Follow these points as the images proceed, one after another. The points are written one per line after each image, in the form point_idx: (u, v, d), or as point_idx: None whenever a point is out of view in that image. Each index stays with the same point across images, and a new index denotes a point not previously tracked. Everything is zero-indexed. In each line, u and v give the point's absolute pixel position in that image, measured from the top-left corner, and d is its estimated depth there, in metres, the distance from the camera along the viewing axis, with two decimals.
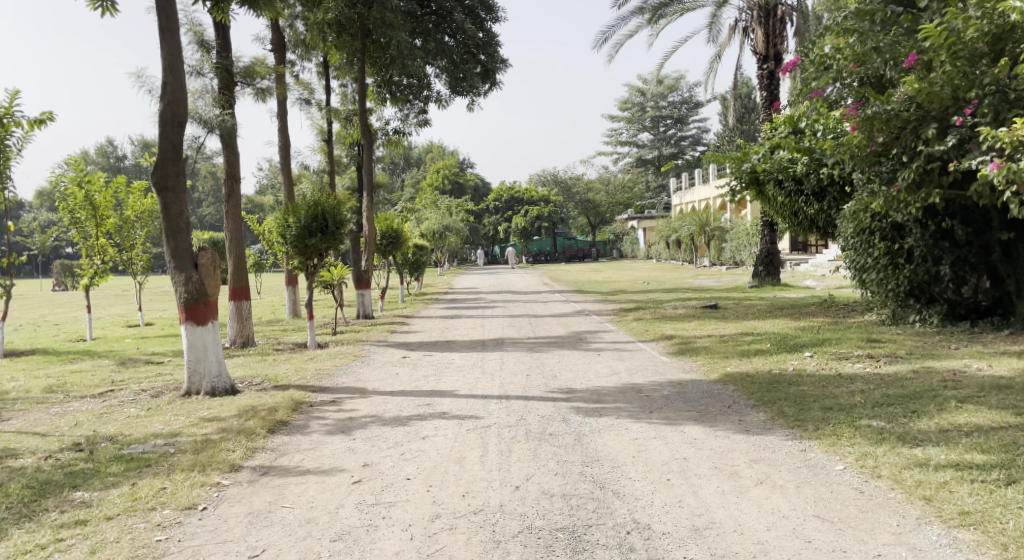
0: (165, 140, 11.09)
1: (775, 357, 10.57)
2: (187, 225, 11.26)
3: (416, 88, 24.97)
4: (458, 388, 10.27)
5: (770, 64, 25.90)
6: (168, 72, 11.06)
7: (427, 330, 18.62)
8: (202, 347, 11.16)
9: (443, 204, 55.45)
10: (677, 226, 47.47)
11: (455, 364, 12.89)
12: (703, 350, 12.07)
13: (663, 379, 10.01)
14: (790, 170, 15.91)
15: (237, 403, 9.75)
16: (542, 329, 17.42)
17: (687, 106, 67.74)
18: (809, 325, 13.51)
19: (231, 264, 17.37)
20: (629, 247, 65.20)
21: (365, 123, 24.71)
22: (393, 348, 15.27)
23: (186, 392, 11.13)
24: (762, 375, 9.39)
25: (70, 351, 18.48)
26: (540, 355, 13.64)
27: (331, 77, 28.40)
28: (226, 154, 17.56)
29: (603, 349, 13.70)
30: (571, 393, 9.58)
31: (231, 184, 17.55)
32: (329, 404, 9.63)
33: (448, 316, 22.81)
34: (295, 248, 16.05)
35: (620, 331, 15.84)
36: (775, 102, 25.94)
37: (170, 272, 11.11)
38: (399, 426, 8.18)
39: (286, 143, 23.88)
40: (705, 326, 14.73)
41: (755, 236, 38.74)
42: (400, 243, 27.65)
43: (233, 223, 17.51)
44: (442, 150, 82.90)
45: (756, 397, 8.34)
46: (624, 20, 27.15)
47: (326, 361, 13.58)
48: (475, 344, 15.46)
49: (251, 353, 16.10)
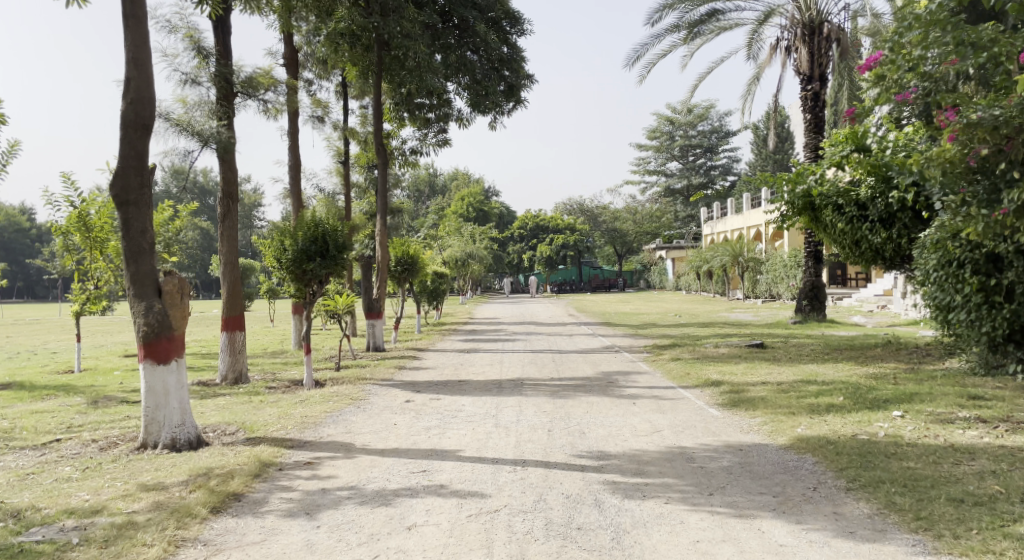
0: (127, 146, 9.30)
1: (855, 416, 8.63)
2: (151, 245, 9.43)
3: (436, 107, 23.36)
4: (464, 447, 8.39)
5: (815, 85, 24.09)
6: (132, 66, 9.30)
7: (440, 367, 16.73)
8: (162, 391, 9.33)
9: (467, 231, 53.75)
10: (709, 256, 45.47)
11: (465, 412, 10.99)
12: (762, 405, 10.11)
13: (718, 444, 8.07)
14: (853, 193, 13.98)
15: (190, 465, 7.96)
16: (567, 368, 15.52)
17: (718, 134, 65.78)
18: (880, 373, 11.66)
19: (224, 290, 15.69)
20: (657, 278, 63.27)
21: (380, 143, 23.06)
22: (397, 390, 13.41)
23: (142, 444, 9.31)
24: (847, 441, 7.46)
25: (47, 385, 16.85)
26: (565, 402, 11.73)
27: (349, 97, 26.94)
28: (223, 169, 15.87)
29: (639, 397, 11.77)
30: (604, 459, 7.66)
31: (227, 204, 15.84)
32: (301, 466, 7.80)
33: (464, 349, 20.99)
34: (291, 273, 14.25)
35: (657, 374, 13.91)
36: (820, 127, 23.97)
37: (129, 300, 9.29)
38: (380, 506, 6.35)
39: (295, 162, 22.26)
40: (757, 372, 12.74)
41: (794, 268, 36.62)
42: (416, 269, 25.83)
43: (228, 244, 15.82)
44: (467, 177, 81.33)
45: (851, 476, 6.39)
46: (658, 38, 25.46)
47: (317, 404, 11.75)
48: (490, 386, 13.58)
49: (239, 392, 14.30)
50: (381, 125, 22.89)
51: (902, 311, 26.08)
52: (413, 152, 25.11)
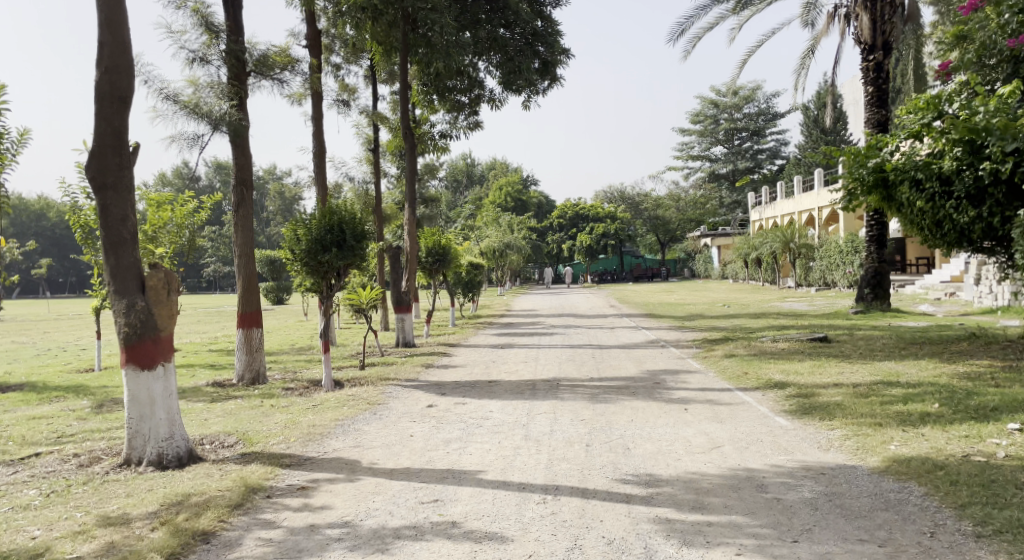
0: (101, 120, 8.02)
1: (963, 431, 7.55)
2: (134, 234, 8.10)
3: (467, 88, 22.01)
4: (488, 468, 7.14)
5: (878, 55, 22.34)
6: (104, 28, 8.04)
7: (470, 366, 15.46)
8: (147, 401, 7.94)
9: (506, 221, 52.35)
10: (758, 243, 43.86)
11: (493, 420, 9.72)
12: (839, 417, 8.71)
13: (793, 469, 6.75)
14: (934, 166, 13.40)
15: (165, 488, 6.79)
16: (609, 366, 14.21)
17: (764, 117, 63.60)
18: (974, 371, 11.15)
19: (239, 284, 14.47)
20: (702, 267, 61.50)
21: (408, 127, 21.86)
22: (421, 392, 12.16)
23: (125, 461, 7.96)
24: (961, 465, 6.38)
25: (58, 386, 15.89)
26: (606, 407, 10.43)
27: (378, 81, 25.79)
28: (237, 155, 14.35)
29: (692, 402, 10.48)
30: (655, 486, 6.40)
31: (240, 192, 14.34)
32: (293, 493, 6.58)
33: (498, 344, 19.76)
34: (308, 266, 12.99)
35: (710, 373, 12.64)
36: (883, 100, 22.32)
37: (108, 297, 7.95)
38: (375, 553, 5.17)
39: (321, 149, 21.03)
40: (825, 377, 11.34)
41: (850, 254, 34.80)
42: (448, 260, 24.63)
43: (242, 235, 14.44)
44: (505, 167, 79.96)
45: (992, 539, 5.09)
46: (704, 11, 23.90)
47: (329, 410, 10.54)
48: (524, 387, 12.33)
49: (253, 393, 13.16)
50: (407, 106, 21.58)
51: (992, 301, 24.77)
52: (442, 136, 23.78)
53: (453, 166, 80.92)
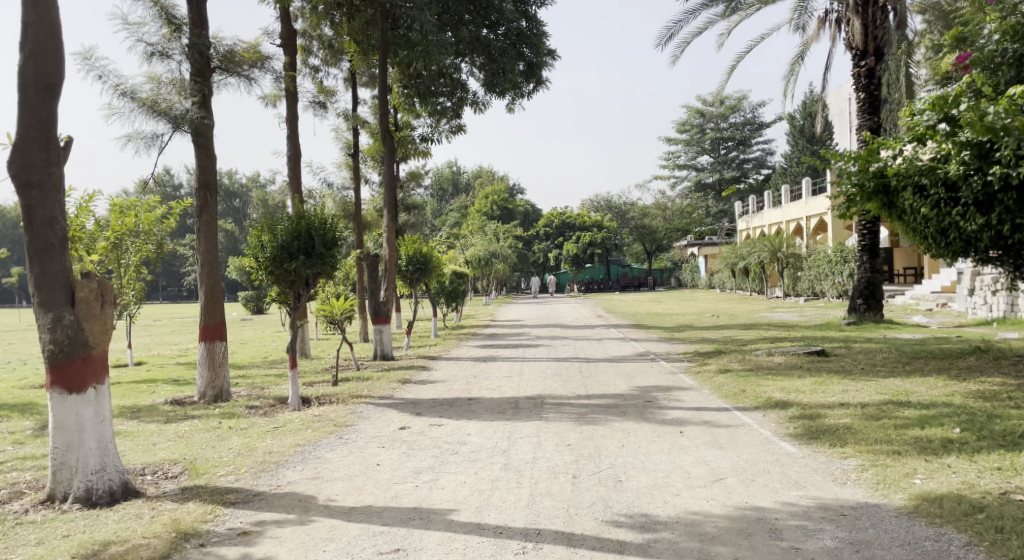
0: (25, 110, 7.12)
1: (993, 463, 6.75)
2: (62, 239, 7.17)
3: (449, 91, 21.15)
4: (460, 507, 6.28)
5: (869, 60, 21.71)
6: (29, 6, 7.15)
7: (450, 381, 14.54)
8: (76, 429, 7.03)
9: (491, 229, 51.57)
10: (746, 252, 43.29)
11: (470, 445, 8.83)
12: (852, 443, 7.88)
13: (806, 509, 5.93)
14: (939, 171, 12.63)
15: (88, 534, 5.90)
16: (596, 382, 13.35)
17: (750, 127, 63.12)
18: (988, 389, 10.39)
19: (202, 295, 13.50)
20: (688, 276, 60.91)
21: (387, 130, 21.00)
22: (394, 412, 11.25)
23: (49, 498, 7.03)
24: (1002, 507, 5.62)
25: (8, 403, 14.84)
26: (594, 430, 9.57)
27: (358, 85, 24.90)
28: (200, 156, 13.43)
29: (688, 424, 9.65)
30: (652, 531, 5.59)
31: (203, 195, 13.42)
32: (232, 540, 5.70)
33: (480, 357, 18.87)
34: (272, 275, 12.06)
35: (705, 391, 11.81)
36: (875, 106, 21.64)
37: (32, 310, 7.02)
38: None
39: (296, 152, 20.11)
40: (829, 396, 10.53)
41: (839, 264, 34.16)
42: (429, 269, 23.72)
43: (205, 242, 13.51)
44: (491, 175, 79.14)
45: None
46: (693, 15, 23.18)
47: (291, 434, 9.62)
48: (505, 406, 11.44)
49: (214, 412, 12.21)
50: (386, 108, 20.68)
51: (987, 313, 24.12)
52: (423, 140, 22.89)
53: (439, 174, 80.14)
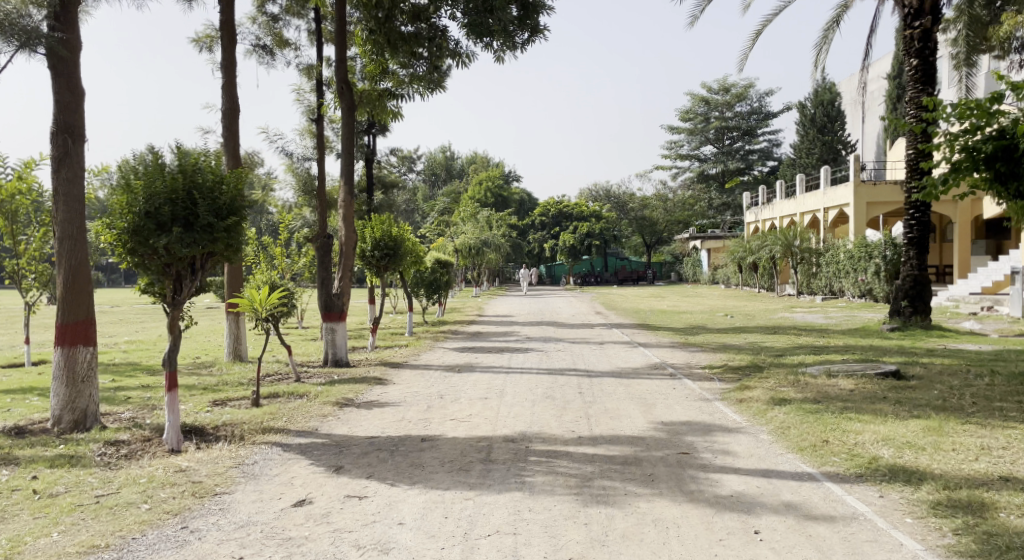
0: None
1: None
2: None
3: (426, 40, 16.95)
4: None
5: (925, 21, 17.64)
6: None
7: (404, 405, 10.67)
8: None
9: (484, 216, 47.59)
10: (756, 246, 39.90)
11: (392, 555, 5.10)
12: None
13: None
14: None
15: None
16: (605, 414, 9.57)
17: (757, 116, 59.28)
18: None
19: (60, 282, 9.67)
20: (690, 270, 57.29)
21: (345, 82, 17.20)
22: (304, 464, 7.46)
23: None
24: None
25: None
26: (609, 515, 5.83)
27: (324, 37, 21.01)
28: (58, 87, 9.71)
29: (761, 507, 5.94)
30: None
31: (61, 142, 9.64)
32: None
33: (455, 364, 15.09)
34: (133, 254, 8.33)
35: (766, 438, 8.04)
36: (931, 74, 17.57)
37: None
38: None
39: (232, 104, 16.31)
40: (969, 460, 6.79)
41: (862, 262, 30.42)
42: (400, 256, 19.83)
43: (65, 206, 9.66)
44: (487, 161, 75.38)
45: None
46: None
47: (112, 515, 5.86)
48: (473, 456, 7.65)
49: (57, 451, 8.43)
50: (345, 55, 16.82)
51: None
52: (393, 99, 18.91)
53: (431, 160, 76.56)
